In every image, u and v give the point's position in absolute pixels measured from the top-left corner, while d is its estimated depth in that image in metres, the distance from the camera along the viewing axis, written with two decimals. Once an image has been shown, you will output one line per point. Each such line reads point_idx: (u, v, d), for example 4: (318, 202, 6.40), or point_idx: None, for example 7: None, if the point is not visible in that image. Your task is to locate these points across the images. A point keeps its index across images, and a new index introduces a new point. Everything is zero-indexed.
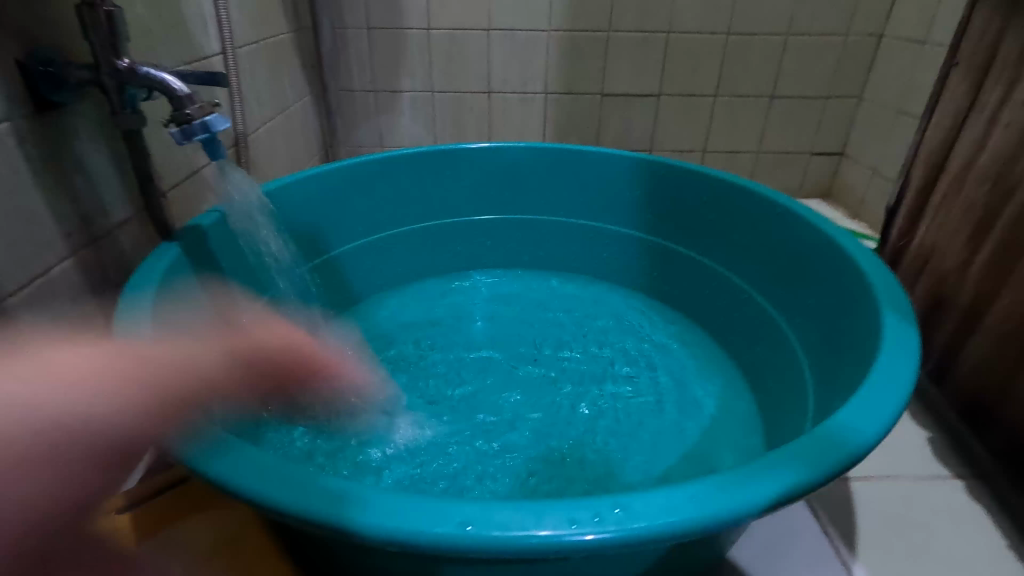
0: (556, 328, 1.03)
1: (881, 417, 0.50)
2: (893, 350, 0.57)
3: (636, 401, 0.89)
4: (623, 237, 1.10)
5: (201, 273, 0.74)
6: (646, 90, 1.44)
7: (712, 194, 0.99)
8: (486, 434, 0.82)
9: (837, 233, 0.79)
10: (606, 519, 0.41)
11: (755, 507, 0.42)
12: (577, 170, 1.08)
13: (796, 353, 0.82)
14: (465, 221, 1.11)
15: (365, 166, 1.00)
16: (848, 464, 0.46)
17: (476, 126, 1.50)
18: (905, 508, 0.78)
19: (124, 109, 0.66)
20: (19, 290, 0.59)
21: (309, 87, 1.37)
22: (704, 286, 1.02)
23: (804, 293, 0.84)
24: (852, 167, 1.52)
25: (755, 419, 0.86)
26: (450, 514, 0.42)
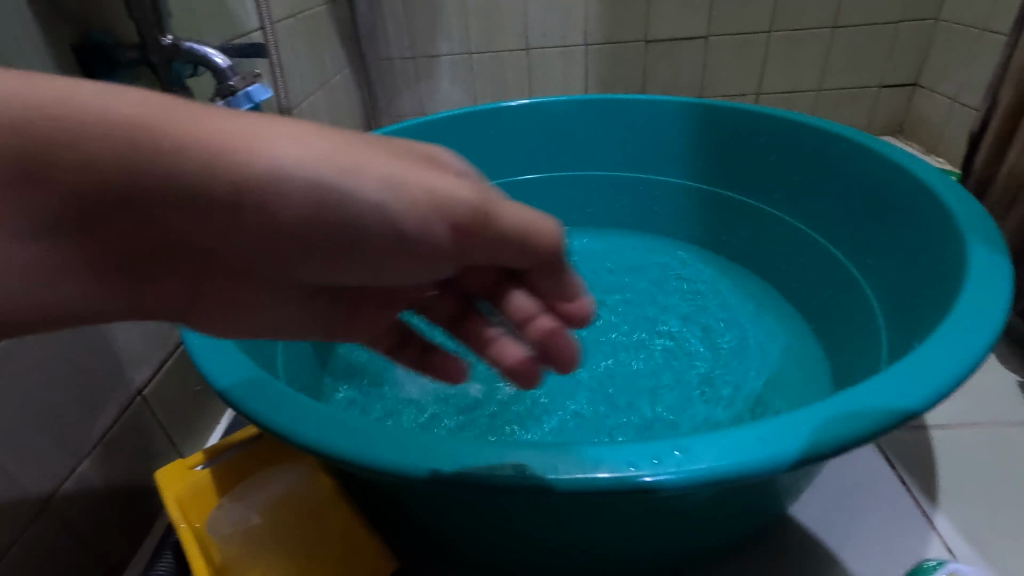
0: (606, 284, 1.02)
1: (965, 354, 0.46)
2: (981, 282, 0.52)
3: (693, 354, 0.87)
4: (674, 187, 1.06)
5: None
6: (693, 33, 1.36)
7: (770, 134, 0.93)
8: (540, 390, 0.83)
9: (913, 164, 0.73)
10: (665, 461, 0.40)
11: (824, 447, 0.41)
12: (622, 120, 1.04)
13: (866, 295, 0.78)
14: (510, 180, 1.10)
15: (408, 130, 0.99)
16: (928, 403, 0.44)
17: (516, 86, 1.46)
18: (993, 456, 0.73)
19: (174, 87, 0.67)
20: None
21: (348, 59, 1.37)
22: (762, 233, 0.97)
23: (875, 232, 0.78)
24: (928, 97, 1.39)
25: (822, 367, 0.82)
26: (507, 458, 0.42)
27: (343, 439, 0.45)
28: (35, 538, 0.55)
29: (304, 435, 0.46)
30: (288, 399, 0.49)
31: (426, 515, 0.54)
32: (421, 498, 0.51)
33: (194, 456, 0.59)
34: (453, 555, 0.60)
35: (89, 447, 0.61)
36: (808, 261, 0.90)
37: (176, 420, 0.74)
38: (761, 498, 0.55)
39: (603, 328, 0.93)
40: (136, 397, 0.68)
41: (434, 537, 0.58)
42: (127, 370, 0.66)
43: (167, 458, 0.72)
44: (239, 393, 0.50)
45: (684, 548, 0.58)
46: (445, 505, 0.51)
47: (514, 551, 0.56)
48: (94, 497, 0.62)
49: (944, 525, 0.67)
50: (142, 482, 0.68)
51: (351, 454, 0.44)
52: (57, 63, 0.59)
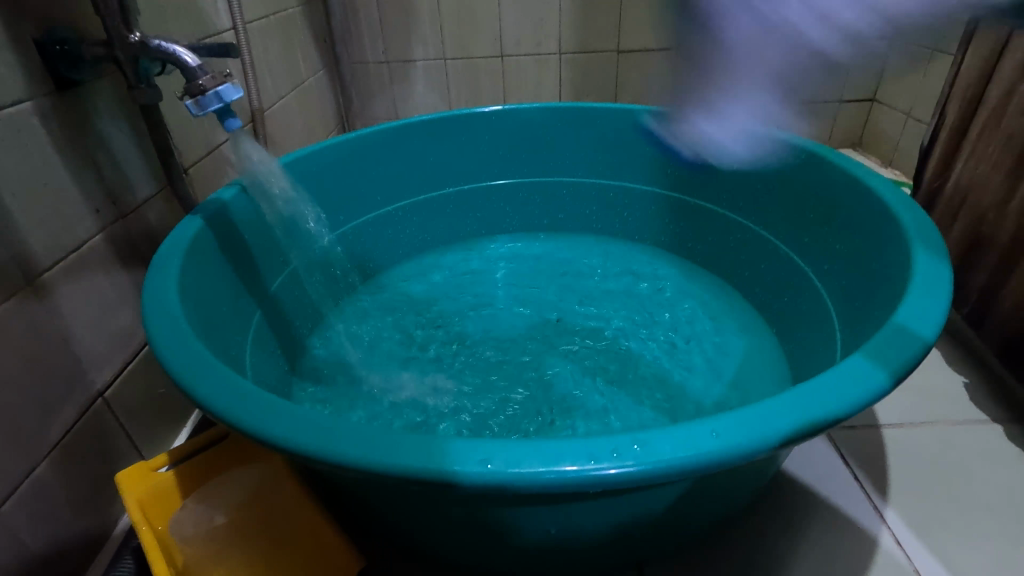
0: (576, 288, 1.03)
1: (906, 352, 0.49)
2: (924, 287, 0.55)
3: (659, 354, 0.89)
4: (641, 193, 1.09)
5: (226, 248, 0.76)
6: (663, 44, 1.40)
7: (733, 146, 0.96)
8: (510, 390, 0.84)
9: (865, 173, 0.76)
10: (625, 454, 0.42)
11: (773, 440, 0.43)
12: (592, 128, 1.06)
13: (822, 299, 0.81)
14: (483, 185, 1.11)
15: (381, 134, 1.00)
16: (872, 399, 0.46)
17: (491, 90, 1.48)
18: (940, 452, 0.77)
19: (140, 84, 0.67)
20: (56, 265, 0.62)
21: (322, 61, 1.37)
22: (726, 238, 1.00)
23: (830, 239, 0.81)
24: (885, 112, 1.46)
25: (781, 367, 0.85)
26: (472, 453, 0.43)
27: (310, 436, 0.46)
28: None
29: (270, 434, 0.46)
30: (255, 398, 0.49)
31: (393, 512, 0.55)
32: (389, 496, 0.52)
33: (158, 458, 0.58)
34: (421, 553, 0.60)
35: (47, 450, 0.60)
36: (768, 265, 0.93)
37: (137, 423, 0.72)
38: (720, 493, 0.57)
39: (572, 331, 0.94)
40: (97, 399, 0.67)
41: (402, 536, 0.58)
42: (87, 372, 0.65)
43: (128, 462, 0.71)
44: (205, 393, 0.50)
45: (647, 543, 0.59)
46: (412, 503, 0.51)
47: (481, 548, 0.56)
48: (51, 501, 0.60)
49: (893, 519, 0.70)
50: (101, 486, 0.67)
51: (317, 450, 0.45)
52: (18, 57, 0.58)
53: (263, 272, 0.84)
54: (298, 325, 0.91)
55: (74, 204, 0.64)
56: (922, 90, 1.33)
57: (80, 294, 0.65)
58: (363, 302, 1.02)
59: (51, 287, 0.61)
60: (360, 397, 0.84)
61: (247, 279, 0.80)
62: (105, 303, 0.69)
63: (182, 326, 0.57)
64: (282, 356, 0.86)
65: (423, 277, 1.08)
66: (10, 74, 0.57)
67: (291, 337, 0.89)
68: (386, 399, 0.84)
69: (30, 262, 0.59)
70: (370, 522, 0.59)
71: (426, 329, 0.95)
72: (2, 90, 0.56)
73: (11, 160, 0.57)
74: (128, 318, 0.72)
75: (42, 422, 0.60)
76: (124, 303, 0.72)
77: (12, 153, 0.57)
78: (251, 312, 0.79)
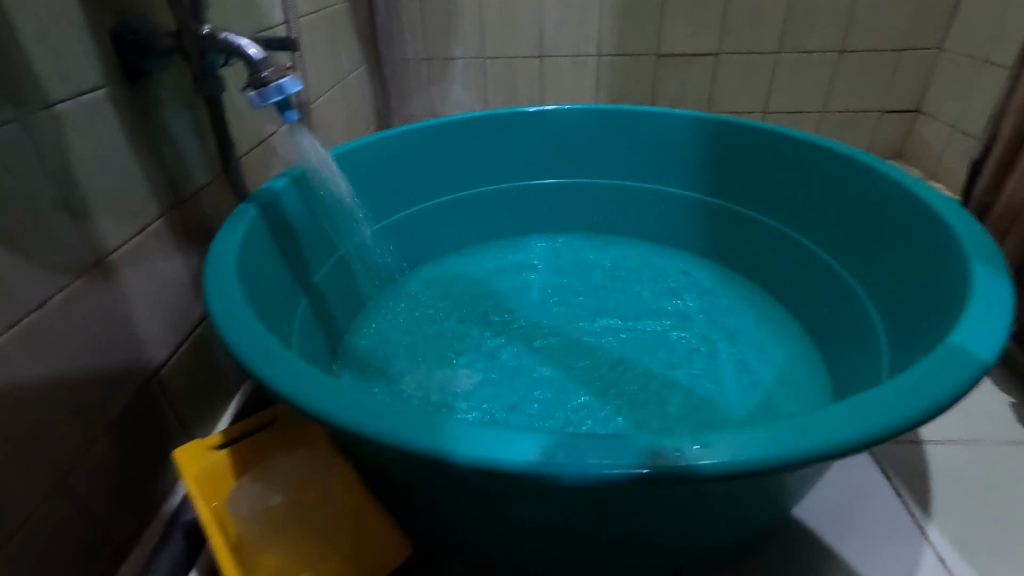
0: (613, 291, 1.04)
1: (968, 366, 0.48)
2: (984, 302, 0.54)
3: (696, 360, 0.89)
4: (681, 199, 1.08)
5: (277, 237, 0.78)
6: (704, 49, 1.39)
7: (778, 153, 0.95)
8: (547, 388, 0.84)
9: (917, 184, 0.75)
10: (687, 454, 0.41)
11: (836, 446, 0.42)
12: (634, 132, 1.07)
13: (869, 311, 0.80)
14: (521, 185, 1.12)
15: (424, 131, 1.01)
16: (937, 410, 0.45)
17: (528, 91, 1.48)
18: (986, 472, 0.76)
19: (205, 76, 0.68)
20: (121, 247, 0.64)
21: (364, 58, 1.39)
22: (767, 246, 0.99)
23: (880, 250, 0.80)
24: (929, 124, 1.43)
25: (822, 379, 0.84)
26: (530, 444, 0.43)
27: (371, 422, 0.46)
28: (48, 510, 0.55)
29: (331, 417, 0.47)
30: (314, 382, 0.50)
31: (438, 502, 0.55)
32: (437, 486, 0.52)
33: (210, 437, 0.60)
34: (462, 544, 0.61)
35: (106, 425, 0.62)
36: (812, 275, 0.92)
37: (185, 405, 0.75)
38: (766, 502, 0.56)
39: (608, 333, 0.94)
40: (152, 377, 0.69)
41: (445, 527, 0.59)
42: (145, 351, 0.68)
43: (177, 441, 0.73)
44: (266, 375, 0.51)
45: (688, 548, 0.59)
46: (461, 495, 0.52)
47: (523, 543, 0.57)
48: (107, 474, 0.62)
49: (937, 538, 0.69)
50: (153, 463, 0.69)
51: (376, 435, 0.46)
52: (94, 45, 0.60)
53: (309, 261, 0.85)
54: (338, 316, 0.93)
55: (139, 188, 0.67)
56: (970, 103, 1.30)
57: (141, 276, 0.67)
58: (401, 296, 1.04)
59: (116, 268, 0.63)
60: (400, 388, 0.85)
61: (295, 268, 0.82)
62: (163, 286, 0.71)
63: (241, 310, 0.58)
64: (324, 345, 0.87)
65: (460, 274, 1.09)
66: (87, 61, 0.60)
67: (333, 327, 0.91)
68: (424, 391, 0.85)
69: (99, 243, 0.61)
70: (412, 511, 0.60)
71: (463, 325, 0.96)
72: (79, 76, 0.59)
73: (85, 143, 0.59)
74: (183, 302, 0.74)
75: (102, 399, 0.62)
76: (180, 287, 0.74)
77: (86, 137, 0.60)
78: (297, 301, 0.81)
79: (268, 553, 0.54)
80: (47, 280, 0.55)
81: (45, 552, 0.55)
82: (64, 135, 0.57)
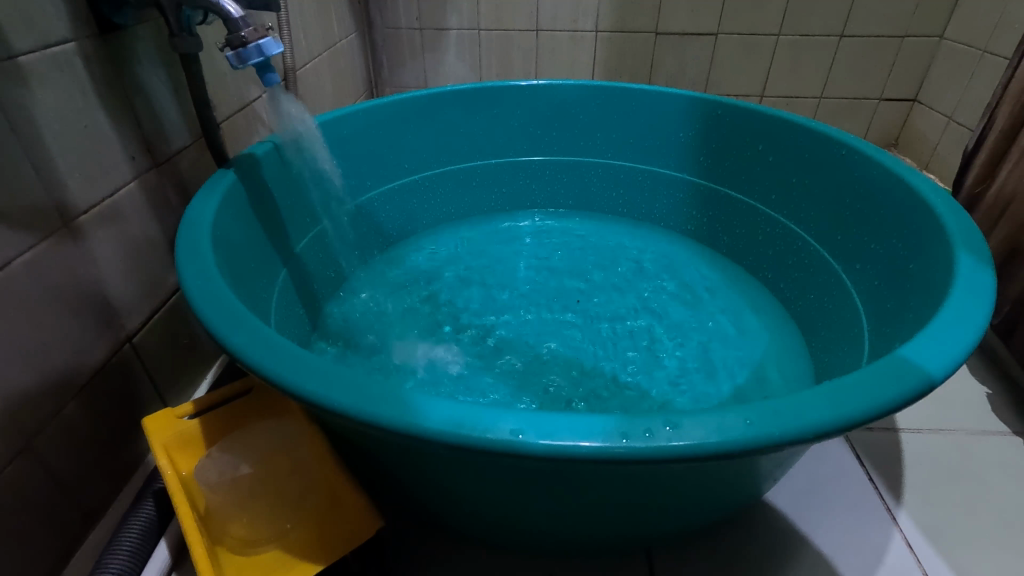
0: (598, 269, 1.03)
1: (949, 355, 0.47)
2: (965, 291, 0.54)
3: (681, 342, 0.89)
4: (672, 180, 1.07)
5: (256, 204, 0.76)
6: (702, 29, 1.36)
7: (770, 135, 0.94)
8: (527, 365, 0.84)
9: (909, 170, 0.74)
10: (657, 434, 0.41)
11: (809, 431, 0.42)
12: (627, 109, 1.04)
13: (852, 300, 0.80)
14: (511, 160, 1.10)
15: (411, 100, 0.99)
16: (913, 396, 0.45)
17: (523, 65, 1.45)
18: (957, 461, 0.77)
19: (182, 32, 0.65)
20: (92, 208, 0.62)
21: (354, 25, 1.35)
22: (756, 230, 0.99)
23: (868, 235, 0.79)
24: (925, 114, 1.42)
25: (804, 364, 0.84)
26: (499, 420, 0.43)
27: (341, 394, 0.46)
28: (16, 474, 0.55)
29: (301, 390, 0.47)
30: (285, 352, 0.49)
31: (412, 477, 0.55)
32: (411, 461, 0.52)
33: (182, 405, 0.60)
34: (436, 518, 0.61)
35: (77, 389, 0.61)
36: (799, 262, 0.91)
37: (160, 373, 0.73)
38: (739, 485, 0.56)
39: (591, 312, 0.94)
40: (125, 343, 0.67)
41: (420, 501, 0.59)
42: (118, 316, 0.66)
43: (151, 408, 0.72)
44: (238, 345, 0.50)
45: (661, 527, 0.59)
46: (433, 470, 0.52)
47: (498, 518, 0.57)
48: (77, 439, 0.62)
49: (906, 523, 0.70)
50: (126, 430, 0.68)
51: (346, 407, 0.45)
52: None
53: (290, 231, 0.83)
54: (319, 287, 0.91)
55: (111, 149, 0.64)
56: (968, 93, 1.29)
57: (113, 239, 0.65)
58: (384, 269, 1.02)
59: (87, 231, 0.61)
60: (378, 362, 0.84)
61: (275, 237, 0.80)
62: (137, 251, 0.69)
63: (213, 277, 0.57)
64: (304, 316, 0.86)
65: (445, 248, 1.08)
66: (55, 12, 0.57)
67: (313, 298, 0.90)
68: (403, 363, 0.84)
69: (68, 203, 0.59)
70: (387, 485, 0.60)
71: (446, 301, 0.95)
72: (47, 28, 0.56)
73: (54, 98, 0.57)
74: (159, 267, 0.73)
75: (72, 365, 0.60)
76: (155, 252, 0.72)
77: (55, 92, 0.57)
78: (276, 270, 0.80)
79: (236, 519, 0.54)
80: (13, 239, 0.53)
81: (14, 514, 0.55)
82: (30, 89, 0.55)
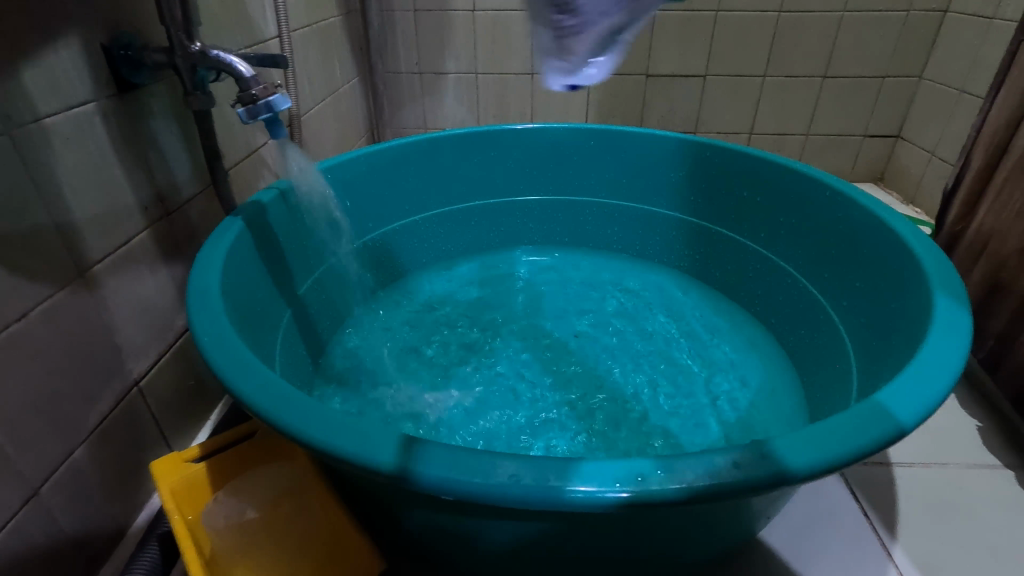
0: (593, 306, 1.06)
1: (926, 398, 0.50)
2: (943, 332, 0.56)
3: (676, 378, 0.91)
4: (664, 218, 1.10)
5: (261, 249, 0.79)
6: (691, 70, 1.42)
7: (757, 177, 0.97)
8: (524, 402, 0.86)
9: (888, 213, 0.78)
10: (648, 479, 0.43)
11: (794, 474, 0.44)
12: (620, 152, 1.09)
13: (840, 336, 0.82)
14: (508, 200, 1.14)
15: (411, 146, 1.03)
16: (893, 438, 0.47)
17: (519, 106, 1.50)
18: (950, 494, 0.78)
19: (196, 90, 0.69)
20: (106, 257, 0.65)
21: (357, 70, 1.41)
22: (746, 267, 1.02)
23: (851, 275, 0.83)
24: (909, 149, 1.46)
25: (796, 398, 0.86)
26: (501, 467, 0.44)
27: (348, 440, 0.47)
28: (24, 520, 0.56)
29: (305, 435, 0.48)
30: (291, 399, 0.51)
31: (413, 519, 0.56)
32: (413, 504, 0.53)
33: (190, 449, 0.62)
34: (436, 558, 0.62)
35: (85, 434, 0.62)
36: (788, 298, 0.94)
37: (166, 414, 0.75)
38: (732, 524, 0.57)
39: (587, 349, 0.96)
40: (132, 388, 0.69)
41: (421, 542, 0.60)
42: (127, 361, 0.68)
43: (156, 451, 0.73)
44: (245, 393, 0.52)
45: (657, 565, 0.60)
46: (434, 511, 0.53)
47: (497, 557, 0.58)
48: (83, 484, 0.63)
49: (902, 559, 0.70)
50: (131, 474, 0.69)
51: (349, 454, 0.46)
52: (85, 59, 0.61)
53: (294, 274, 0.86)
54: (321, 327, 0.94)
55: (125, 201, 0.67)
56: (947, 130, 1.34)
57: (125, 286, 0.68)
58: (386, 308, 1.05)
59: (100, 279, 0.64)
60: (381, 403, 0.85)
61: (280, 280, 0.83)
62: (147, 296, 0.71)
63: (221, 324, 0.59)
64: (306, 356, 0.88)
65: (445, 286, 1.11)
66: (78, 76, 0.61)
67: (316, 338, 0.92)
68: (405, 404, 0.86)
69: (83, 253, 0.61)
70: (388, 525, 0.61)
71: (447, 339, 0.98)
72: (70, 91, 0.59)
73: (74, 156, 0.60)
74: (167, 312, 0.75)
75: (82, 410, 0.62)
76: (164, 297, 0.75)
77: (76, 150, 0.61)
78: (281, 313, 0.82)
79: (241, 564, 0.55)
80: (31, 291, 0.56)
81: (19, 561, 0.56)
82: (52, 148, 0.58)
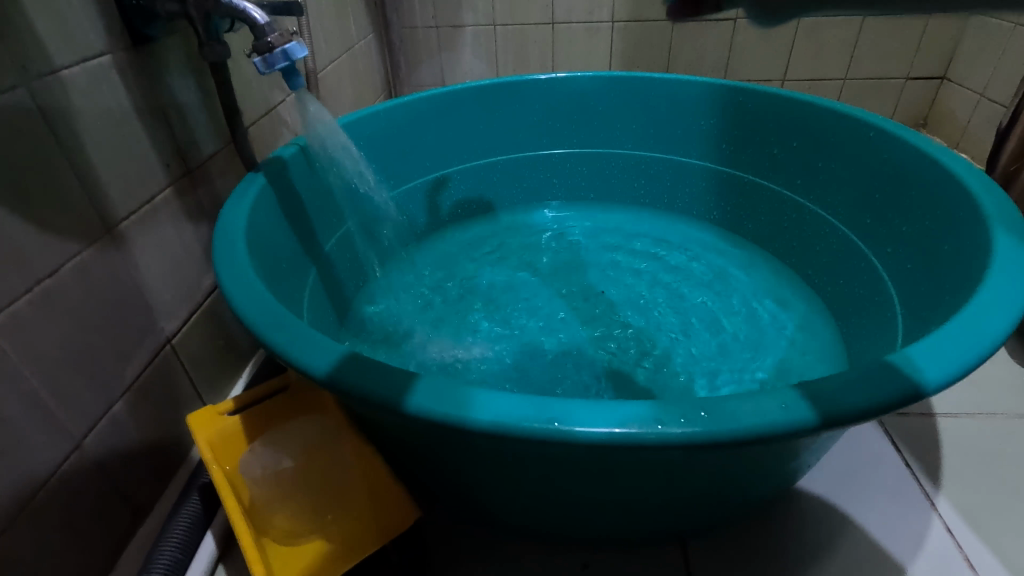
0: (621, 261, 1.03)
1: (987, 336, 0.47)
2: (1004, 269, 0.53)
3: (709, 331, 0.89)
4: (694, 168, 1.06)
5: (284, 204, 0.78)
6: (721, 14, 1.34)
7: (795, 120, 0.92)
8: (554, 356, 0.85)
9: (938, 150, 0.73)
10: (692, 420, 0.41)
11: (846, 415, 0.42)
12: (647, 99, 1.04)
13: (884, 283, 0.79)
14: (532, 155, 1.10)
15: (432, 99, 1.00)
16: (952, 379, 0.45)
17: (539, 58, 1.44)
18: (996, 444, 0.75)
19: (211, 41, 0.67)
20: (131, 215, 0.64)
21: (371, 26, 1.36)
22: (781, 217, 0.97)
23: (897, 217, 0.78)
24: (955, 91, 1.37)
25: (836, 349, 0.84)
26: (540, 410, 0.43)
27: (382, 386, 0.46)
28: (69, 471, 0.57)
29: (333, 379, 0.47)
30: (319, 346, 0.50)
31: (446, 468, 0.56)
32: (446, 452, 0.53)
33: (224, 403, 0.62)
34: (471, 507, 0.62)
35: (121, 390, 0.63)
36: (829, 246, 0.90)
37: (199, 372, 0.76)
38: (773, 471, 0.56)
39: (616, 302, 0.94)
40: (164, 346, 0.69)
41: (454, 491, 0.60)
42: (159, 319, 0.68)
43: (192, 407, 0.74)
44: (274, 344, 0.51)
45: (695, 513, 0.59)
46: (467, 460, 0.53)
47: (529, 505, 0.58)
48: (124, 438, 0.64)
49: (945, 510, 0.69)
50: (169, 429, 0.71)
51: (379, 396, 0.45)
52: (96, 10, 0.60)
53: (318, 230, 0.85)
54: (347, 286, 0.93)
55: (147, 158, 0.66)
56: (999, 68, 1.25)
57: (151, 245, 0.67)
58: (411, 266, 1.04)
59: (127, 237, 0.64)
60: (410, 359, 0.85)
61: (304, 237, 0.82)
62: (174, 254, 0.71)
63: (247, 277, 0.59)
64: (334, 314, 0.88)
65: (470, 244, 1.09)
66: (91, 27, 0.59)
67: (343, 296, 0.92)
68: (433, 358, 0.85)
69: (109, 211, 0.61)
70: (421, 474, 0.61)
71: (473, 295, 0.97)
72: (84, 43, 0.58)
73: (92, 111, 0.59)
74: (194, 271, 0.75)
75: (118, 367, 0.63)
76: (191, 256, 0.75)
77: (94, 104, 0.59)
78: (306, 269, 0.81)
79: (280, 513, 0.56)
80: (60, 247, 0.55)
81: (68, 509, 0.57)
82: (71, 102, 0.57)
